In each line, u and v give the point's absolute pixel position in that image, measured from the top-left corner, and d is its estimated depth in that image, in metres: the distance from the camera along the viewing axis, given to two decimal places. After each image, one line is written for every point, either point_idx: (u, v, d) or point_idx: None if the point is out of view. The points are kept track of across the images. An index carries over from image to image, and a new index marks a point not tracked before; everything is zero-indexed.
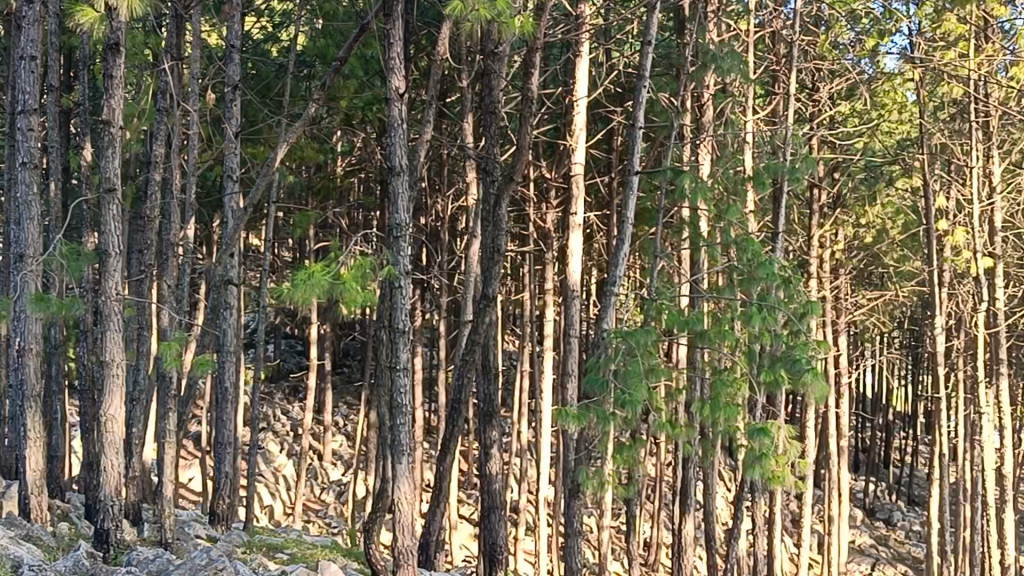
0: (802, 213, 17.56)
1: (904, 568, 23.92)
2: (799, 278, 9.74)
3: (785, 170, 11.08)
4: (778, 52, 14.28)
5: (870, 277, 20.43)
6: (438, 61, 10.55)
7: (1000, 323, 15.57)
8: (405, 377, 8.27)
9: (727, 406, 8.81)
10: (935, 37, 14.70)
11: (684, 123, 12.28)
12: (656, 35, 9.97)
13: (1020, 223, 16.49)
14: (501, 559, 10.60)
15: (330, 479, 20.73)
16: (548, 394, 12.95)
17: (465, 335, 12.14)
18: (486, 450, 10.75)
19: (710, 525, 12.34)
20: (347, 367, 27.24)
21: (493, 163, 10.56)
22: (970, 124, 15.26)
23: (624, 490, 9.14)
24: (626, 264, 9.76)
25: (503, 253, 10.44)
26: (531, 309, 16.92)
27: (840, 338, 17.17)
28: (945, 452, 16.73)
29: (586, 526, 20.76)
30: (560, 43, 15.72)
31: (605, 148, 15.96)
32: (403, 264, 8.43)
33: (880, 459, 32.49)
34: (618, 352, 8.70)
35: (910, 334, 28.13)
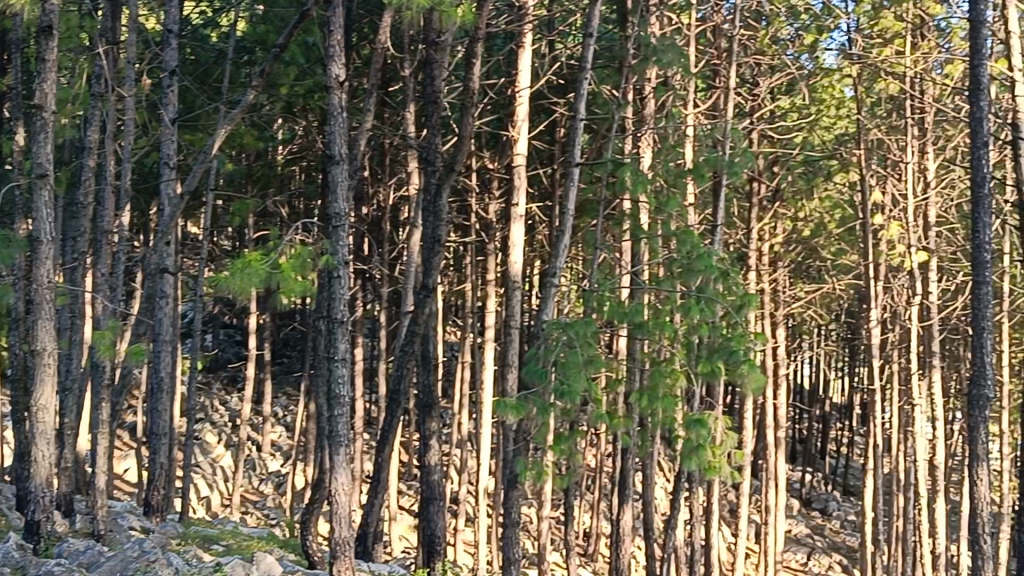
0: (742, 207, 17.72)
1: (838, 558, 24.31)
2: (737, 270, 9.84)
3: (724, 163, 11.27)
4: (718, 46, 14.41)
5: (808, 270, 20.69)
6: (380, 49, 10.49)
7: (932, 316, 15.80)
8: (343, 368, 8.25)
9: (665, 397, 8.90)
10: (873, 35, 14.88)
11: (625, 115, 12.35)
12: (597, 27, 9.98)
13: (953, 218, 16.81)
14: (439, 551, 10.43)
15: (268, 469, 20.55)
16: (489, 385, 12.98)
17: (405, 326, 12.09)
18: (425, 442, 10.79)
19: (649, 515, 12.40)
20: (286, 357, 27.06)
21: (435, 154, 10.59)
22: (906, 120, 15.55)
23: (561, 480, 9.17)
24: (567, 256, 9.79)
25: (444, 243, 10.44)
26: (471, 301, 16.91)
27: (778, 330, 17.34)
28: (879, 442, 16.98)
29: (526, 516, 20.85)
30: (503, 33, 15.73)
31: (548, 140, 16.00)
32: (342, 254, 8.40)
33: (816, 449, 32.97)
34: (558, 343, 8.70)
35: (846, 326, 28.60)
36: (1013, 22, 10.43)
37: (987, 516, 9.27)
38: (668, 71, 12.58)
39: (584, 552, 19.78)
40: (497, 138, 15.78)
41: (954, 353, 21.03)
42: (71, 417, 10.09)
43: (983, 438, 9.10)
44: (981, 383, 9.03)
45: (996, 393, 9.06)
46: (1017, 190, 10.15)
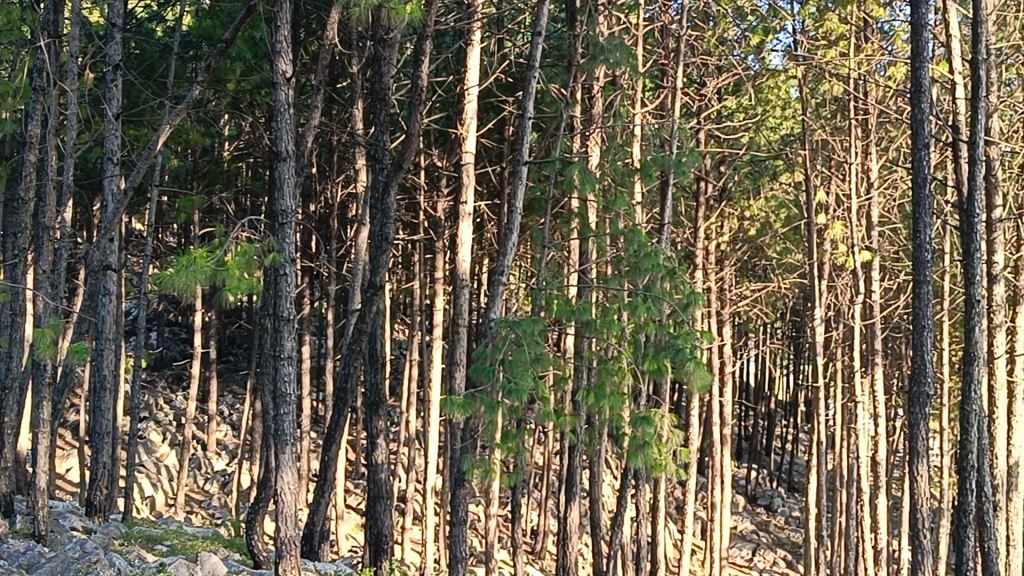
0: (689, 206, 17.87)
1: (783, 553, 24.60)
2: (684, 269, 9.89)
3: (672, 162, 11.35)
4: (667, 45, 14.51)
5: (754, 268, 20.88)
6: (328, 45, 10.41)
7: (875, 315, 16.00)
8: (290, 366, 8.20)
9: (612, 395, 8.92)
10: (818, 36, 15.06)
11: (574, 113, 12.39)
12: (546, 26, 9.99)
13: (896, 218, 17.04)
14: (387, 550, 10.36)
15: (214, 469, 20.36)
16: (437, 383, 12.96)
17: (352, 324, 12.03)
18: (372, 441, 10.75)
19: (597, 513, 12.44)
20: (233, 355, 26.84)
21: (383, 151, 10.55)
22: (850, 121, 15.75)
23: (509, 479, 9.17)
24: (515, 253, 9.80)
25: (392, 241, 10.41)
26: (419, 299, 16.88)
27: (724, 328, 17.48)
28: (822, 439, 17.20)
29: (473, 514, 20.85)
30: (452, 31, 15.69)
31: (497, 138, 16.00)
32: (288, 251, 8.34)
33: (761, 446, 33.31)
34: (506, 341, 8.69)
35: (792, 324, 28.91)
36: (953, 26, 10.63)
37: (927, 511, 9.61)
38: (617, 70, 12.62)
39: (531, 550, 19.81)
40: (445, 136, 15.74)
41: (896, 351, 21.36)
42: (11, 415, 9.95)
43: (922, 435, 9.25)
44: (921, 381, 9.18)
45: (935, 390, 9.22)
46: (957, 191, 10.34)
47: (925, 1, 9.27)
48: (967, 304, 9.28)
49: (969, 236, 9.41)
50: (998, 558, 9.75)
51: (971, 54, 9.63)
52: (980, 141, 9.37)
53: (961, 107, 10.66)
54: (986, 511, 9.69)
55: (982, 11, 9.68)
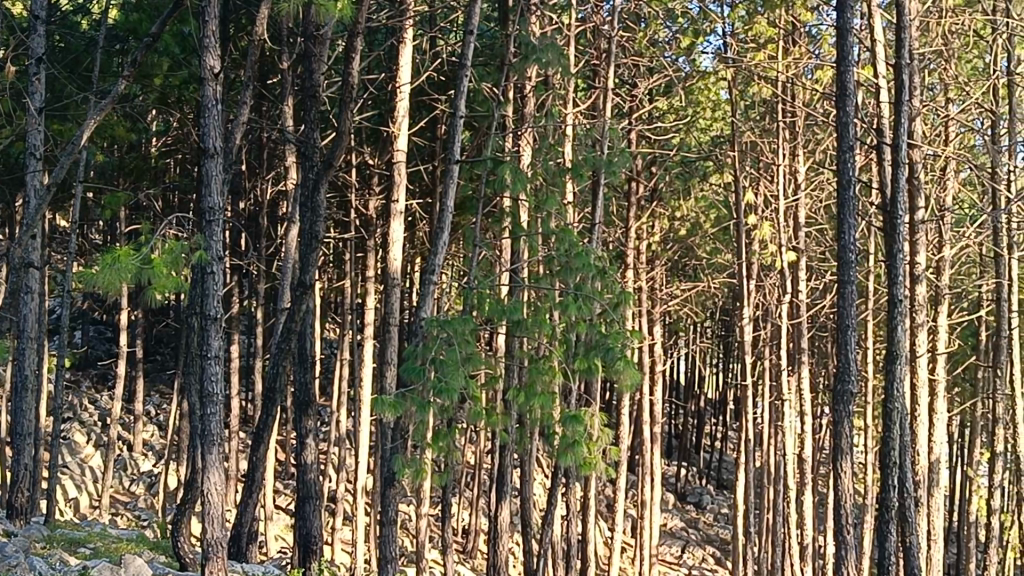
0: (620, 206, 17.97)
1: (711, 550, 24.87)
2: (615, 268, 9.97)
3: (603, 162, 11.43)
4: (599, 46, 14.61)
5: (684, 268, 21.09)
6: (257, 41, 10.32)
7: (802, 314, 16.24)
8: (216, 365, 8.13)
9: (542, 394, 8.96)
10: (747, 39, 15.28)
11: (505, 112, 12.38)
12: (477, 24, 9.98)
13: (823, 218, 17.31)
14: (315, 550, 10.30)
15: (140, 470, 20.04)
16: (367, 383, 12.90)
17: (281, 324, 11.91)
18: (302, 440, 10.67)
19: (527, 511, 12.48)
20: (159, 355, 26.48)
21: (313, 148, 10.47)
22: (778, 124, 15.97)
23: (439, 478, 9.15)
24: (445, 253, 9.78)
25: (322, 239, 10.34)
26: (350, 298, 16.77)
27: (654, 327, 17.62)
28: (750, 436, 17.44)
29: (404, 514, 20.78)
30: (384, 28, 15.63)
31: (429, 136, 15.97)
32: (215, 249, 8.25)
33: (691, 444, 33.63)
34: (436, 340, 8.68)
35: (721, 324, 29.25)
36: (877, 31, 10.83)
37: (851, 507, 9.77)
38: (549, 70, 12.67)
39: (462, 549, 19.81)
40: (377, 134, 15.66)
41: (822, 349, 21.73)
42: None
43: (846, 431, 9.40)
44: (845, 379, 9.33)
45: (859, 388, 9.38)
46: (881, 193, 10.52)
47: (851, 6, 9.43)
48: (890, 303, 9.44)
49: (893, 237, 9.60)
50: (920, 552, 9.95)
51: (895, 58, 9.80)
52: (903, 143, 9.55)
53: (885, 111, 10.87)
54: (908, 507, 9.88)
55: (905, 16, 9.87)
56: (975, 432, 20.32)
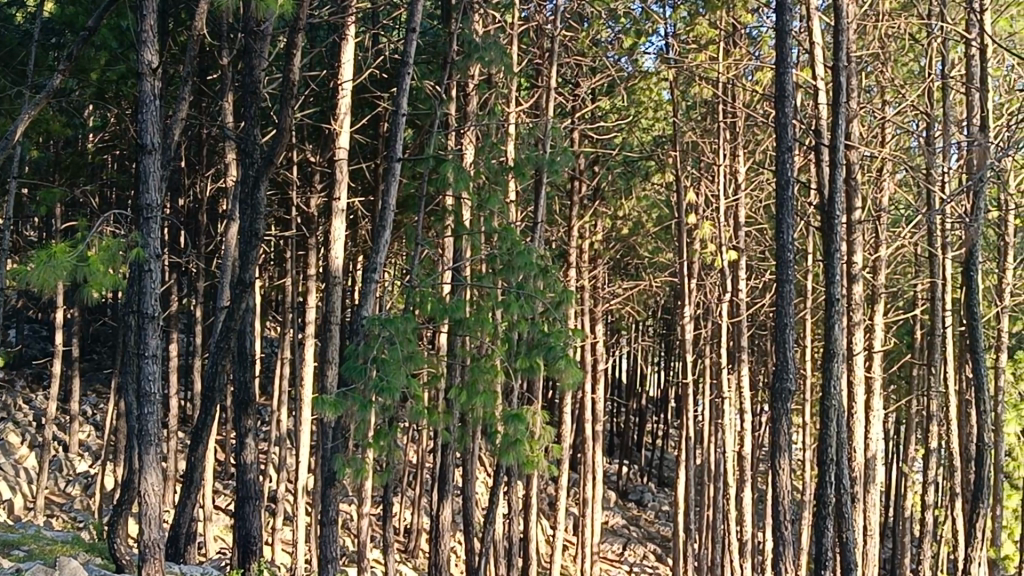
0: (562, 205, 18.01)
1: (653, 547, 25.05)
2: (557, 267, 9.99)
3: (545, 161, 11.44)
4: (541, 46, 14.64)
5: (626, 267, 21.20)
6: (197, 36, 10.20)
7: (742, 313, 16.38)
8: (154, 364, 8.03)
9: (484, 393, 8.93)
10: (689, 40, 15.40)
11: (448, 111, 12.35)
12: (420, 22, 9.94)
13: (762, 218, 17.49)
14: (255, 551, 10.20)
15: (76, 470, 19.72)
16: (309, 382, 12.80)
17: (221, 323, 11.77)
18: (241, 440, 10.57)
19: (469, 511, 12.45)
20: (96, 354, 26.10)
21: (254, 145, 10.36)
22: (718, 124, 16.11)
23: (381, 477, 9.10)
24: (387, 251, 9.73)
25: (263, 238, 10.24)
26: (291, 296, 16.63)
27: (597, 325, 17.69)
28: (690, 434, 17.58)
29: (345, 513, 20.66)
30: (326, 24, 15.53)
31: (371, 133, 15.89)
32: (153, 247, 8.14)
33: (633, 442, 33.85)
34: (378, 339, 8.64)
35: (662, 322, 29.47)
36: (816, 34, 10.98)
37: (789, 503, 9.89)
38: (491, 68, 12.66)
39: (404, 548, 19.73)
40: (319, 131, 15.54)
41: (762, 348, 21.98)
42: None
43: (785, 429, 9.49)
44: (783, 377, 9.42)
45: (797, 386, 9.48)
46: (819, 193, 10.66)
47: (790, 9, 9.54)
48: (828, 303, 9.51)
49: (831, 237, 9.72)
50: (856, 548, 10.07)
51: (833, 61, 9.89)
52: (840, 144, 9.67)
53: (824, 112, 10.99)
54: (844, 503, 10.00)
55: (842, 19, 10.00)
56: (910, 429, 20.66)
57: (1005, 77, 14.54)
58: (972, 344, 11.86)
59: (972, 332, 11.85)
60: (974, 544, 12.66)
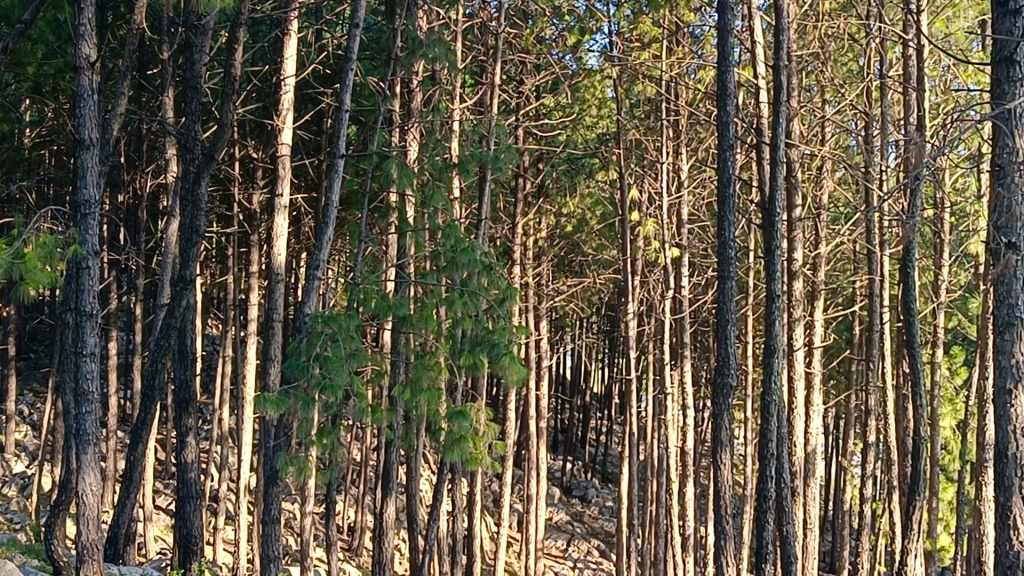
0: (507, 202, 18.03)
1: (596, 543, 25.20)
2: (500, 264, 10.01)
3: (488, 158, 11.46)
4: (486, 42, 14.63)
5: (570, 264, 21.28)
6: (136, 30, 10.06)
7: (685, 309, 16.51)
8: (92, 363, 7.93)
9: (428, 390, 8.90)
10: (632, 38, 15.48)
11: (392, 107, 12.31)
12: (364, 18, 9.88)
13: (705, 215, 17.64)
14: (196, 551, 10.08)
15: (12, 471, 19.38)
16: (251, 380, 12.69)
17: (161, 320, 11.64)
18: (182, 438, 10.45)
19: (413, 508, 12.42)
20: (33, 352, 25.68)
21: (195, 141, 10.25)
22: (661, 122, 16.22)
23: (325, 474, 9.05)
24: (330, 248, 9.66)
25: (204, 234, 10.16)
26: (233, 294, 16.47)
27: (541, 322, 17.73)
28: (634, 430, 17.69)
29: (288, 511, 20.52)
30: (269, 18, 15.39)
31: (315, 129, 15.79)
32: (91, 243, 8.03)
33: (577, 438, 34.00)
34: (321, 336, 8.59)
35: (606, 319, 29.62)
36: (757, 34, 11.18)
37: (731, 497, 10.00)
38: (435, 65, 12.63)
39: (347, 546, 19.63)
40: (261, 127, 15.41)
41: (704, 344, 22.19)
42: None
43: (726, 424, 9.60)
44: (724, 373, 9.54)
45: (738, 381, 9.59)
46: (760, 192, 10.79)
47: (732, 8, 9.62)
48: (768, 299, 9.64)
49: (772, 234, 9.84)
50: (796, 541, 10.21)
51: (774, 60, 10.01)
52: (781, 142, 9.80)
53: (764, 111, 11.12)
54: (784, 497, 10.13)
55: (783, 19, 10.11)
56: (849, 424, 20.97)
57: (940, 78, 14.82)
58: (909, 340, 12.08)
59: (909, 327, 12.07)
60: (910, 536, 12.90)
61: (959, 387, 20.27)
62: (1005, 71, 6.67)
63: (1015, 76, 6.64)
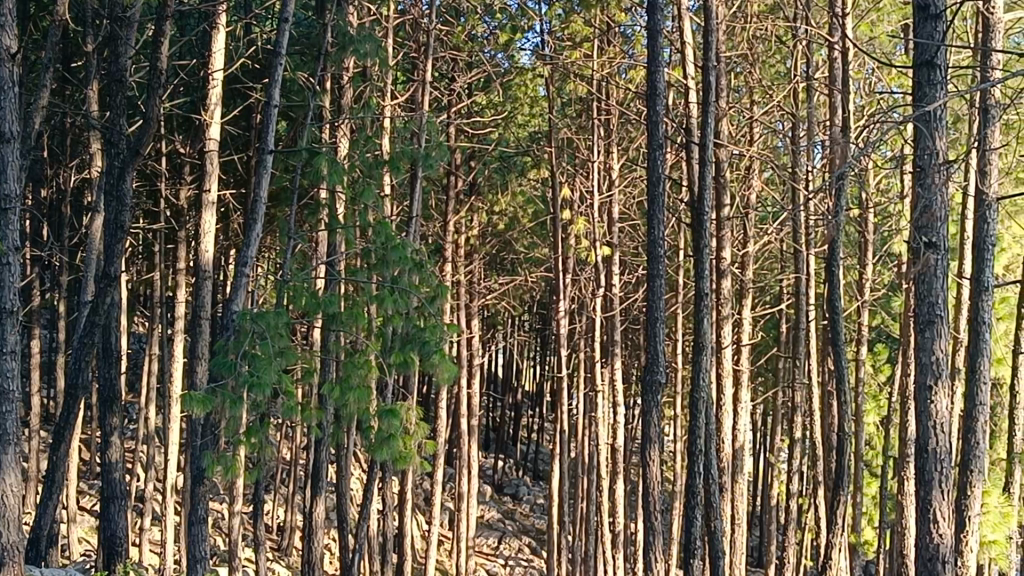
0: (439, 200, 18.00)
1: (527, 540, 25.27)
2: (431, 261, 9.97)
3: (419, 155, 11.42)
4: (418, 39, 14.58)
5: (502, 261, 21.30)
6: (59, 22, 9.86)
7: (615, 307, 16.59)
8: (12, 361, 7.77)
9: (357, 388, 8.82)
10: (564, 37, 15.50)
11: (322, 104, 12.22)
12: (293, 12, 9.76)
13: (635, 214, 17.75)
14: (120, 552, 9.92)
15: None
16: (179, 378, 12.52)
17: (86, 317, 11.42)
18: (106, 437, 10.27)
19: (343, 507, 12.35)
20: None
21: (120, 135, 10.07)
22: (593, 121, 16.28)
23: (252, 473, 8.94)
24: (258, 246, 9.55)
25: (130, 230, 9.99)
26: (160, 291, 16.20)
27: (473, 320, 17.73)
28: (565, 427, 17.77)
29: (216, 511, 20.29)
30: (197, 12, 15.16)
31: (244, 125, 15.59)
32: (11, 239, 7.85)
33: (508, 436, 34.07)
34: (248, 334, 8.50)
35: (538, 317, 29.70)
36: (686, 34, 11.30)
37: (660, 494, 10.09)
38: (366, 61, 12.55)
39: (276, 546, 19.43)
40: (188, 122, 15.19)
41: (635, 341, 22.36)
42: None
43: (655, 421, 9.69)
44: (653, 370, 9.61)
45: (667, 378, 9.67)
46: (690, 191, 10.90)
47: (662, 8, 9.70)
48: (697, 297, 9.74)
49: (700, 232, 9.94)
50: (723, 536, 10.32)
51: (703, 60, 10.11)
52: (710, 143, 9.91)
53: (693, 111, 11.22)
54: (713, 492, 10.24)
55: (713, 20, 10.22)
56: (776, 420, 21.25)
57: (863, 80, 15.09)
58: (834, 337, 12.28)
59: (834, 325, 12.27)
60: (834, 530, 13.15)
61: (882, 384, 20.68)
62: (925, 74, 6.82)
63: (936, 79, 6.79)
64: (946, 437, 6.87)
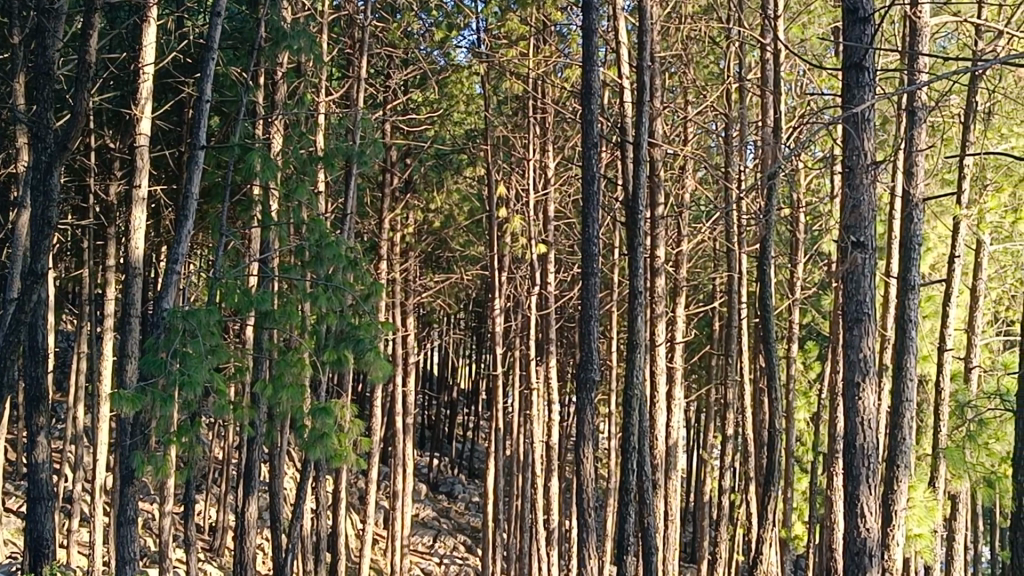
0: (374, 197, 17.91)
1: (462, 538, 25.26)
2: (365, 259, 9.91)
3: (354, 152, 11.34)
4: (353, 35, 14.51)
5: (437, 259, 21.25)
6: None
7: (550, 305, 16.64)
8: None
9: (290, 386, 8.73)
10: (500, 35, 15.51)
11: (255, 100, 12.10)
12: (226, 7, 9.66)
13: (571, 211, 17.82)
14: (47, 554, 9.68)
15: None
16: (107, 377, 12.29)
17: (11, 314, 11.17)
18: (32, 438, 10.05)
19: (276, 507, 12.22)
20: None
21: (47, 129, 9.88)
22: (529, 119, 16.32)
23: (183, 473, 8.81)
24: (190, 242, 9.41)
25: (57, 226, 9.79)
26: (88, 288, 15.93)
27: (408, 318, 17.67)
28: (500, 424, 17.77)
29: (147, 511, 19.99)
30: (127, 5, 14.92)
31: (175, 120, 15.37)
32: None
33: (444, 435, 34.04)
34: (180, 332, 8.38)
35: (473, 315, 29.71)
36: (621, 34, 11.38)
37: (594, 491, 10.11)
38: (300, 57, 12.45)
39: (208, 547, 19.19)
40: (118, 116, 14.94)
41: (569, 339, 22.47)
42: None
43: (589, 419, 9.72)
44: (588, 368, 9.64)
45: (601, 376, 9.71)
46: (625, 189, 10.98)
47: (597, 7, 9.75)
48: (632, 295, 9.82)
49: (634, 231, 10.00)
50: (657, 533, 10.38)
51: (637, 60, 10.19)
52: (644, 142, 9.98)
53: (628, 110, 11.29)
54: (646, 489, 10.29)
55: (647, 20, 10.31)
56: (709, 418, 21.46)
57: (795, 81, 15.31)
58: (765, 334, 12.44)
59: (765, 323, 12.43)
60: (765, 525, 13.31)
61: (812, 381, 20.98)
62: (854, 76, 6.92)
63: (864, 81, 6.90)
64: (873, 433, 6.98)
